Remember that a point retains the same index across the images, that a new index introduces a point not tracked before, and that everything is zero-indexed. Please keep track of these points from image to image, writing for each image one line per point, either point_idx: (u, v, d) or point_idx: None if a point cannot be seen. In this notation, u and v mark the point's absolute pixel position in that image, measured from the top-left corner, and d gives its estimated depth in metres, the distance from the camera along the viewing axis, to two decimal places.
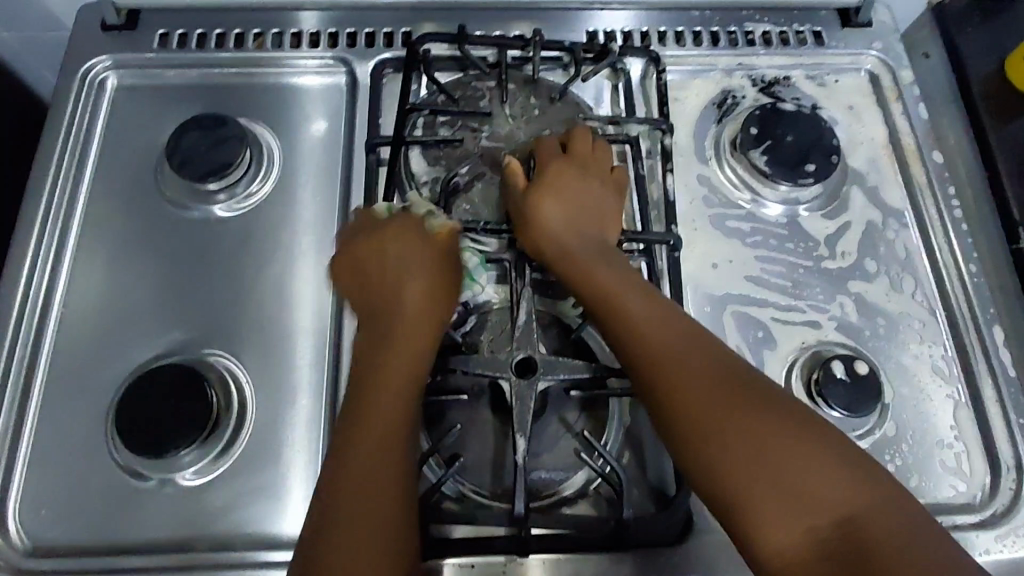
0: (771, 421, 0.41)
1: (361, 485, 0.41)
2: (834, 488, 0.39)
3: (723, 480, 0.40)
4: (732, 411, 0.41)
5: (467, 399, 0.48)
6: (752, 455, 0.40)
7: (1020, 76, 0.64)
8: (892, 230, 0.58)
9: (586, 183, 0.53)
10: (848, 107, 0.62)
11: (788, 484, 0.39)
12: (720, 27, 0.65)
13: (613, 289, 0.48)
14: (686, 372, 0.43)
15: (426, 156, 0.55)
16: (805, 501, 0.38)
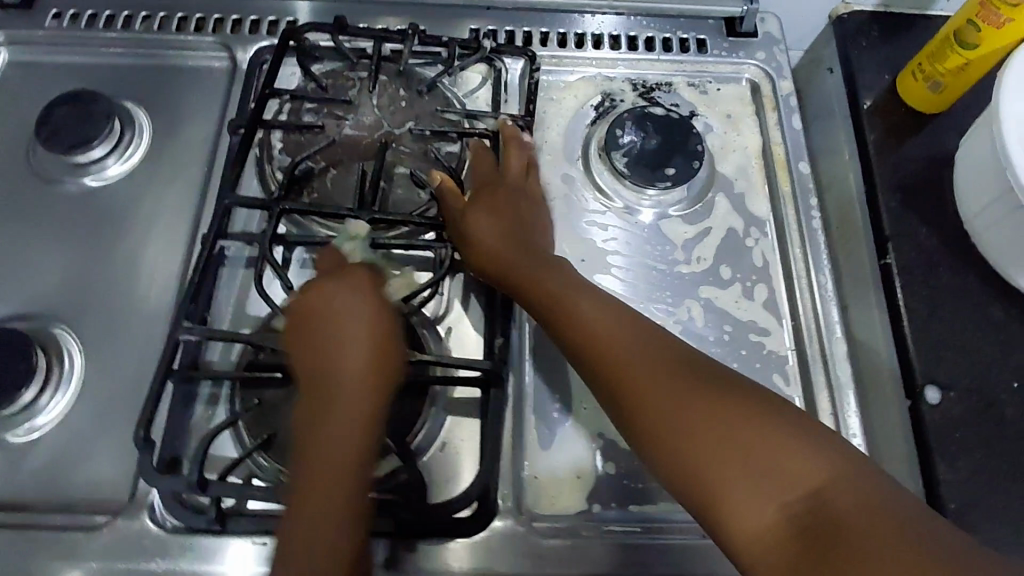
0: (716, 405, 0.42)
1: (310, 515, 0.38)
2: (786, 462, 0.39)
3: (694, 467, 0.41)
4: (678, 395, 0.43)
5: (282, 379, 0.48)
6: (698, 437, 0.42)
7: (904, 87, 0.63)
8: (752, 238, 0.58)
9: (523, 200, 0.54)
10: (726, 116, 0.63)
11: (752, 467, 0.40)
12: (605, 31, 0.65)
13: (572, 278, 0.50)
14: (626, 354, 0.46)
15: (286, 141, 0.56)
16: (763, 483, 0.39)
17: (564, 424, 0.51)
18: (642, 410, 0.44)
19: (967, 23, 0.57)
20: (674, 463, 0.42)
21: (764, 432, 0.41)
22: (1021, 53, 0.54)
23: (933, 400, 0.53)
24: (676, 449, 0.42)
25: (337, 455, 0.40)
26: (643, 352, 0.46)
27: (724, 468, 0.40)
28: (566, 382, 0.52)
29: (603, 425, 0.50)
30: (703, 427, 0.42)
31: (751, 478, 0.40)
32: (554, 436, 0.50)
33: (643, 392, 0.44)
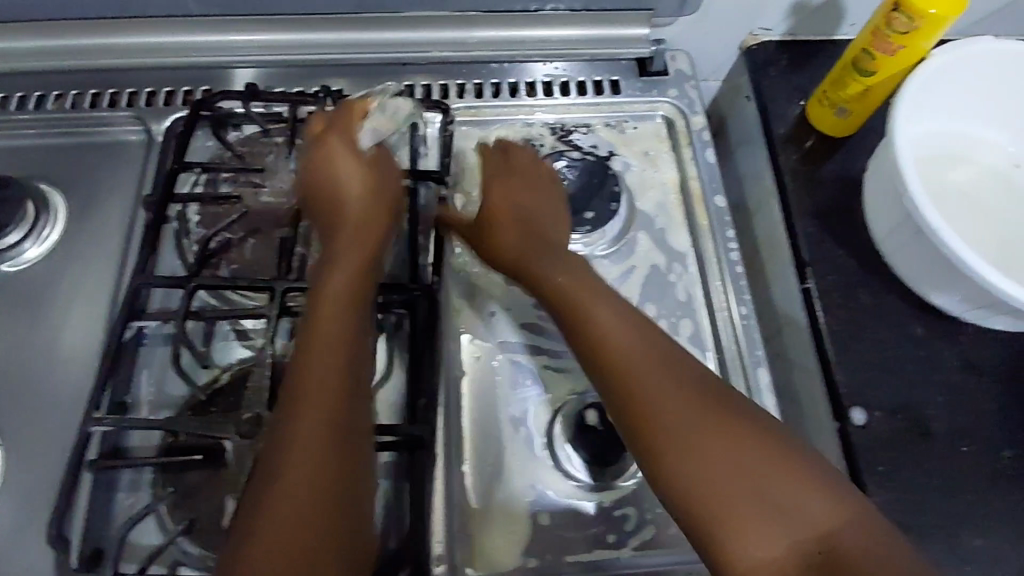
0: (742, 434, 0.41)
1: (291, 511, 0.38)
2: (805, 509, 0.39)
3: (699, 501, 0.40)
4: (704, 419, 0.42)
5: (203, 459, 0.47)
6: (717, 467, 0.40)
7: (813, 114, 0.65)
8: (674, 273, 0.58)
9: (532, 199, 0.54)
10: (644, 153, 0.64)
11: (774, 504, 0.39)
12: (519, 79, 0.66)
13: (574, 294, 0.48)
14: (637, 365, 0.44)
15: (203, 214, 0.56)
16: (783, 519, 0.38)
17: (496, 479, 0.51)
18: (649, 426, 0.42)
19: (862, 52, 0.57)
20: (687, 488, 0.40)
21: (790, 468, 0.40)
22: (908, 89, 0.56)
23: (859, 422, 0.54)
24: (687, 473, 0.40)
25: (310, 448, 0.40)
26: (667, 367, 0.44)
27: (737, 506, 0.39)
28: (498, 437, 0.52)
29: (537, 477, 0.51)
30: (732, 457, 0.40)
31: (773, 514, 0.39)
32: (486, 491, 0.51)
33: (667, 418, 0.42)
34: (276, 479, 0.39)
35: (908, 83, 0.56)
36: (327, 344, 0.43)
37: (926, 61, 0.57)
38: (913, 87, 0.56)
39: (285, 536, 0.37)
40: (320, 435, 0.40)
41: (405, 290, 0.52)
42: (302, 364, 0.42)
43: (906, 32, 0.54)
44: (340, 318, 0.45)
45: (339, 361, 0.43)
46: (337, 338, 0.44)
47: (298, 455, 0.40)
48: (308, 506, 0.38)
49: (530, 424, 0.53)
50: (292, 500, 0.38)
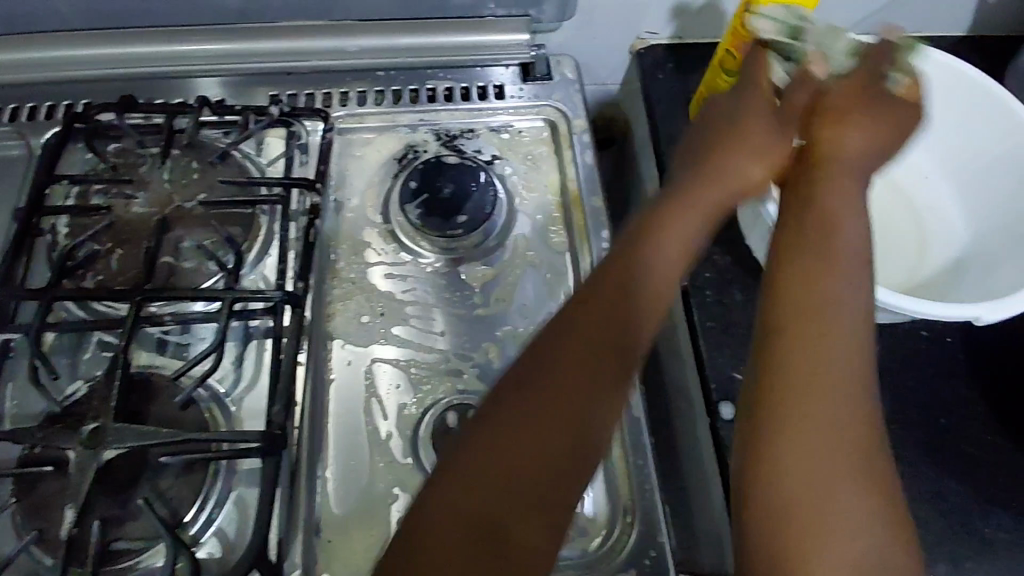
0: (872, 470, 0.41)
1: (454, 522, 0.39)
2: (850, 552, 0.39)
3: (789, 514, 0.40)
4: (836, 438, 0.41)
5: (55, 471, 0.47)
6: (815, 486, 0.40)
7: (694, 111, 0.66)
8: (548, 273, 0.59)
9: (765, 139, 0.54)
10: (527, 158, 0.65)
11: (836, 534, 0.40)
12: (403, 86, 0.66)
13: (810, 282, 0.46)
14: (820, 370, 0.43)
15: (73, 226, 0.56)
16: (863, 559, 0.39)
17: (359, 485, 0.51)
18: (796, 431, 0.42)
19: None
20: (784, 493, 0.41)
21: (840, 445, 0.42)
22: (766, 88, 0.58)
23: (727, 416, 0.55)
24: (793, 484, 0.41)
25: (541, 440, 0.42)
26: (814, 377, 0.43)
27: (828, 532, 0.40)
28: (363, 443, 0.52)
29: (401, 481, 0.51)
30: (837, 480, 0.41)
31: (844, 550, 0.40)
32: (349, 496, 0.51)
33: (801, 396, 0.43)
34: (456, 482, 0.41)
35: (767, 80, 0.58)
36: (576, 339, 0.45)
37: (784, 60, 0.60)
38: (772, 84, 0.58)
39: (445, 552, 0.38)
40: (512, 432, 0.42)
41: (262, 295, 0.52)
42: (576, 340, 0.45)
43: None
44: (605, 307, 0.46)
45: (580, 349, 0.45)
46: (572, 336, 0.45)
47: (487, 467, 0.41)
48: (519, 512, 0.40)
49: (397, 427, 0.53)
50: (489, 507, 0.40)
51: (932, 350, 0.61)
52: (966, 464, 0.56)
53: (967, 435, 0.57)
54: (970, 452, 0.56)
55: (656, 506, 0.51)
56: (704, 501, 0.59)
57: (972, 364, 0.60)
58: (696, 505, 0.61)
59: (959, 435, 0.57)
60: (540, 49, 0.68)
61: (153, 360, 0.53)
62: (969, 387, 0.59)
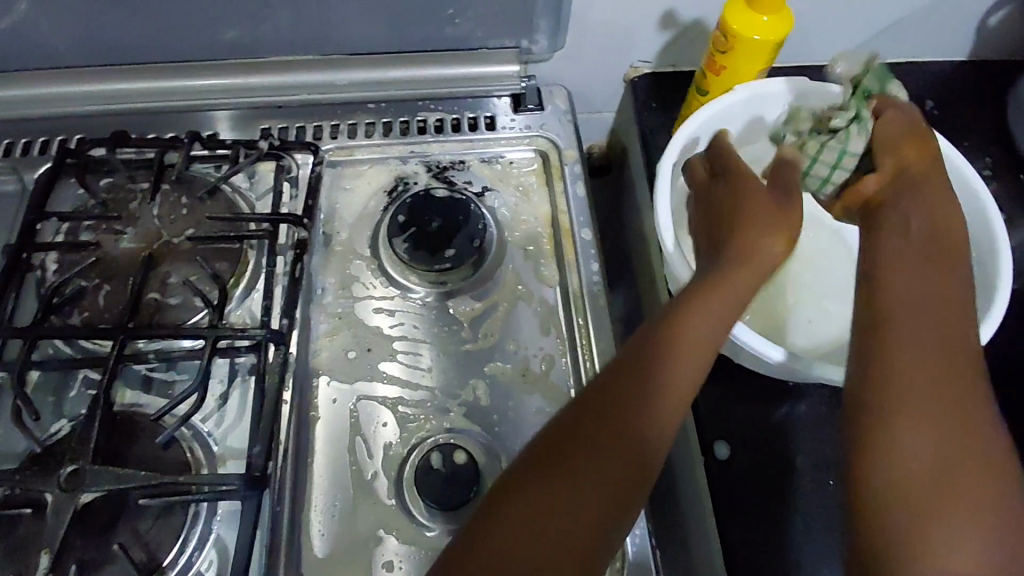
0: (956, 393, 0.43)
1: (539, 489, 0.41)
2: (932, 466, 0.41)
3: (896, 445, 0.42)
4: (920, 386, 0.43)
5: (33, 513, 0.46)
6: (923, 426, 0.42)
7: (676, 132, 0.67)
8: (537, 307, 0.59)
9: (765, 191, 0.51)
10: (518, 188, 0.64)
11: (932, 455, 0.41)
12: (393, 117, 0.67)
13: (900, 290, 0.47)
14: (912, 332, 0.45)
15: (61, 261, 0.56)
16: (952, 474, 0.41)
17: (338, 529, 0.50)
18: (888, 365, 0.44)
19: (700, 70, 0.60)
20: (883, 433, 0.43)
21: (960, 428, 0.42)
22: (717, 106, 0.58)
23: (721, 456, 0.54)
24: (902, 415, 0.42)
25: (588, 430, 0.43)
26: (925, 329, 0.45)
27: (914, 455, 0.41)
28: (346, 482, 0.52)
29: (385, 522, 0.50)
30: (934, 403, 0.42)
31: (941, 470, 0.41)
32: (331, 538, 0.50)
33: (902, 408, 0.43)
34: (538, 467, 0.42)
35: (715, 100, 0.58)
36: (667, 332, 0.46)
37: (753, 81, 0.59)
38: (712, 108, 0.58)
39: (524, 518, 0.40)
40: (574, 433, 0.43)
41: (245, 333, 0.51)
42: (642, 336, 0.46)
43: (726, 50, 0.56)
44: (712, 326, 0.46)
45: (693, 351, 0.45)
46: (667, 333, 0.46)
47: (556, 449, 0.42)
48: (570, 487, 0.41)
49: (382, 466, 0.52)
50: (563, 483, 0.41)
51: None
52: None
53: None
54: None
55: (647, 552, 0.49)
56: (700, 543, 0.57)
57: None
58: (692, 548, 0.59)
59: None
60: (530, 80, 0.68)
61: (137, 398, 0.52)
62: None
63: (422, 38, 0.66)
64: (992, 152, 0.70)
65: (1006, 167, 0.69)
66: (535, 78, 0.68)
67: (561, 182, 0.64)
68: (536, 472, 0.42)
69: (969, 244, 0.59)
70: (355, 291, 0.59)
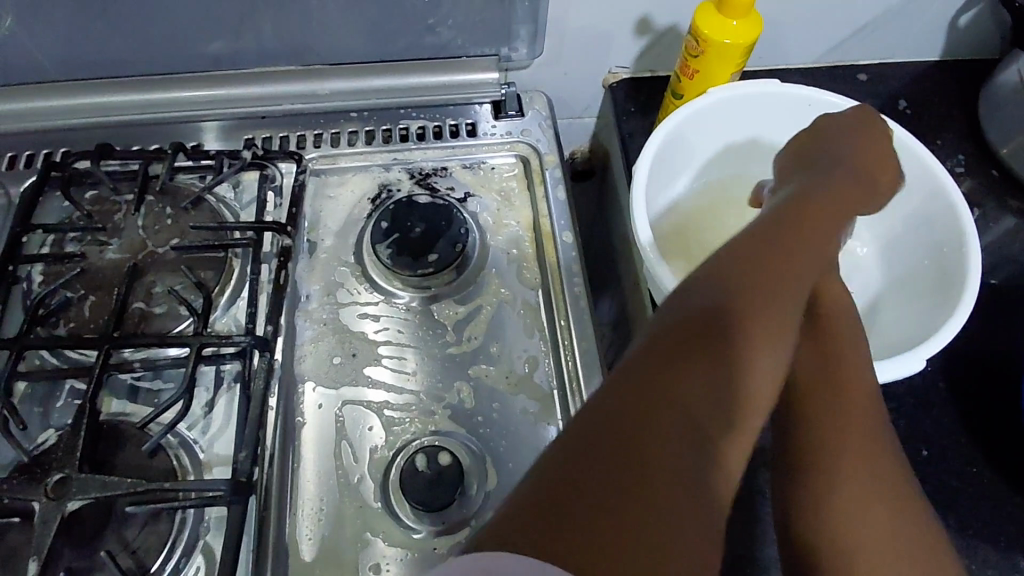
0: (871, 452, 0.47)
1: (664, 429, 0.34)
2: (849, 501, 0.46)
3: (819, 472, 0.47)
4: (841, 429, 0.48)
5: (21, 522, 0.47)
6: (853, 463, 0.47)
7: None
8: (521, 310, 0.59)
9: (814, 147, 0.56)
10: (500, 193, 0.65)
11: (863, 497, 0.46)
12: (376, 125, 0.68)
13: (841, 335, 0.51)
14: (848, 375, 0.50)
15: (46, 273, 0.57)
16: (869, 511, 0.45)
17: (327, 531, 0.51)
18: (840, 398, 0.49)
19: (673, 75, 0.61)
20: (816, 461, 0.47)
21: (877, 476, 0.47)
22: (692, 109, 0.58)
23: None
24: (834, 448, 0.47)
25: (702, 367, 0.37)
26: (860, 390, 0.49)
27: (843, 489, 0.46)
28: (332, 486, 0.52)
29: (371, 525, 0.51)
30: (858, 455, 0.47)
31: (859, 502, 0.45)
32: (318, 542, 0.50)
33: (834, 445, 0.47)
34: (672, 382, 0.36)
35: (689, 104, 0.60)
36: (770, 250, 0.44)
37: (726, 85, 0.60)
38: (683, 111, 0.59)
39: (670, 468, 0.33)
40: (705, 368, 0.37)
41: (230, 341, 0.52)
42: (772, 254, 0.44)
43: (698, 55, 0.57)
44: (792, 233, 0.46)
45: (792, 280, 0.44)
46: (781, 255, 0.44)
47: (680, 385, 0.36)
48: (695, 449, 0.35)
49: (367, 469, 0.53)
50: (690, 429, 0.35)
51: (913, 381, 0.60)
52: (949, 496, 0.55)
53: (947, 466, 0.56)
54: (951, 484, 0.55)
55: None
56: None
57: (954, 393, 0.59)
58: None
59: (940, 466, 0.56)
60: (510, 87, 0.69)
61: (123, 407, 0.53)
62: (948, 416, 0.58)
63: (403, 47, 0.67)
64: (965, 149, 0.71)
65: (979, 163, 0.70)
66: (515, 85, 0.69)
67: (542, 187, 0.65)
68: (687, 386, 0.37)
69: (938, 241, 0.61)
70: (340, 299, 0.59)
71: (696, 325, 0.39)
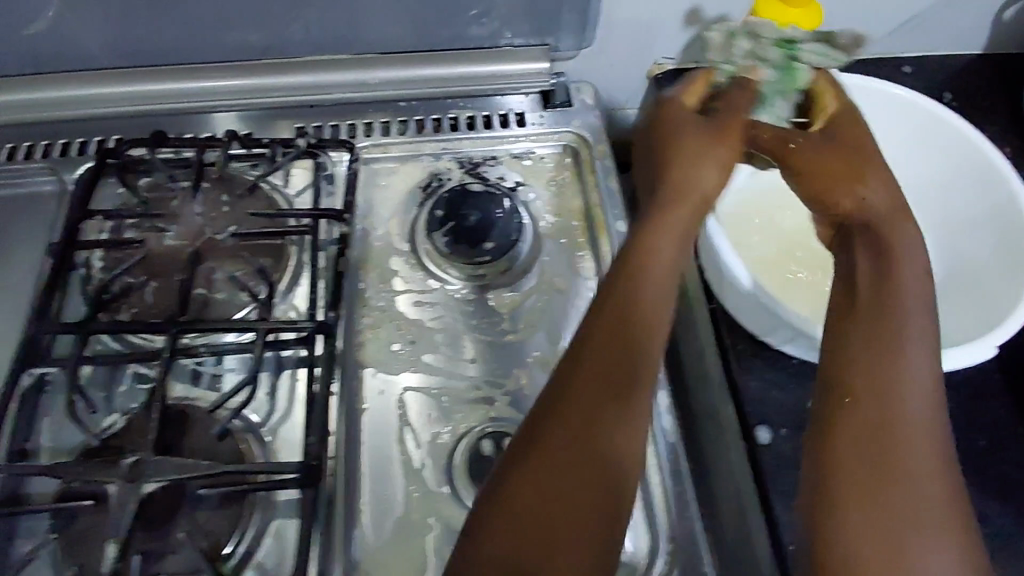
0: (923, 466, 0.40)
1: (567, 460, 0.40)
2: (884, 521, 0.39)
3: (834, 480, 0.40)
4: (910, 443, 0.40)
5: (94, 505, 0.47)
6: (865, 473, 0.40)
7: None
8: (576, 299, 0.60)
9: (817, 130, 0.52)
10: (550, 183, 0.66)
11: (883, 508, 0.39)
12: (425, 115, 0.68)
13: (894, 323, 0.44)
14: (891, 376, 0.42)
15: (107, 259, 0.57)
16: (887, 527, 0.38)
17: (394, 515, 0.51)
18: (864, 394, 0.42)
19: (728, 65, 0.61)
20: (835, 457, 0.41)
21: (898, 490, 0.39)
22: None
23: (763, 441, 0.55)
24: (854, 452, 0.41)
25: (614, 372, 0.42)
26: (912, 388, 0.42)
27: (855, 501, 0.39)
28: (397, 472, 0.52)
29: (437, 511, 0.51)
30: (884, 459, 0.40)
31: (879, 519, 0.39)
32: (384, 528, 0.50)
33: (851, 451, 0.41)
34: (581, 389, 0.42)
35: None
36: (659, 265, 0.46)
37: None
38: None
39: (563, 488, 0.39)
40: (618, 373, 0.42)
41: (295, 326, 0.52)
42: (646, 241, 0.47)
43: (757, 46, 0.57)
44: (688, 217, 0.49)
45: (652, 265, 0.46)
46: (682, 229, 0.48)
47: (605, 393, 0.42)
48: (574, 478, 0.39)
49: (430, 456, 0.53)
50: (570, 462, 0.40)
51: (966, 373, 0.60)
52: (1007, 486, 0.55)
53: (1001, 457, 0.57)
54: (1007, 474, 0.56)
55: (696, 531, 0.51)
56: None
57: (1006, 385, 0.60)
58: None
59: (996, 456, 0.56)
60: (559, 77, 0.69)
61: (188, 392, 0.53)
62: (1002, 407, 0.59)
63: (454, 37, 0.67)
64: (1011, 142, 0.71)
65: None
66: (564, 75, 0.69)
67: (593, 176, 0.65)
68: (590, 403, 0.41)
69: (995, 230, 0.61)
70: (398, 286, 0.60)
71: (619, 323, 0.44)
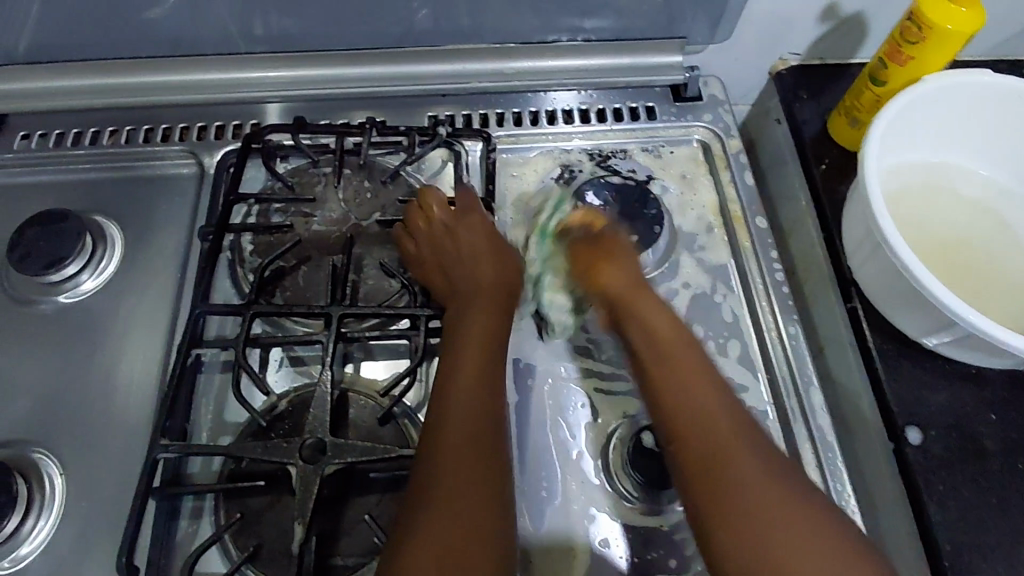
0: (747, 479, 0.43)
1: (451, 493, 0.43)
2: (771, 526, 0.41)
3: (734, 491, 0.43)
4: (738, 459, 0.44)
5: (267, 485, 0.48)
6: (748, 487, 0.43)
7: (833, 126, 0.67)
8: (720, 294, 0.59)
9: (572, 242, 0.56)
10: (682, 176, 0.65)
11: (745, 514, 0.42)
12: (555, 106, 0.68)
13: (691, 365, 0.48)
14: (690, 402, 0.46)
15: (257, 242, 0.58)
16: (762, 537, 0.41)
17: (555, 504, 0.51)
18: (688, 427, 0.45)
19: (877, 61, 0.60)
20: (698, 471, 0.44)
21: (781, 507, 0.42)
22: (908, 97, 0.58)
23: (914, 441, 0.55)
24: (726, 472, 0.43)
25: (459, 432, 0.46)
26: (725, 409, 0.46)
27: (740, 516, 0.42)
28: (553, 462, 0.52)
29: (596, 501, 0.51)
30: (748, 473, 0.43)
31: (758, 528, 0.41)
32: (546, 516, 0.51)
33: (726, 463, 0.44)
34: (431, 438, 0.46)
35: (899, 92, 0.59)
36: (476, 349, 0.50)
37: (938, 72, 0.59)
38: (903, 98, 0.58)
39: (450, 523, 0.42)
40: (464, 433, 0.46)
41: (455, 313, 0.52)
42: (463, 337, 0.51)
43: (917, 42, 0.57)
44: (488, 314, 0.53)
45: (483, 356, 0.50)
46: (485, 330, 0.51)
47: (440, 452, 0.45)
48: (457, 489, 0.44)
49: (584, 447, 0.53)
50: (447, 490, 0.43)
51: None
52: None
53: None
54: None
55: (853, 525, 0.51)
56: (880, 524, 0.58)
57: None
58: None
59: None
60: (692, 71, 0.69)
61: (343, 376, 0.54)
62: None
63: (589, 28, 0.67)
64: None
65: None
66: (697, 69, 0.68)
67: (727, 171, 0.65)
68: (435, 462, 0.45)
69: None
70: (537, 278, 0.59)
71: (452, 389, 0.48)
